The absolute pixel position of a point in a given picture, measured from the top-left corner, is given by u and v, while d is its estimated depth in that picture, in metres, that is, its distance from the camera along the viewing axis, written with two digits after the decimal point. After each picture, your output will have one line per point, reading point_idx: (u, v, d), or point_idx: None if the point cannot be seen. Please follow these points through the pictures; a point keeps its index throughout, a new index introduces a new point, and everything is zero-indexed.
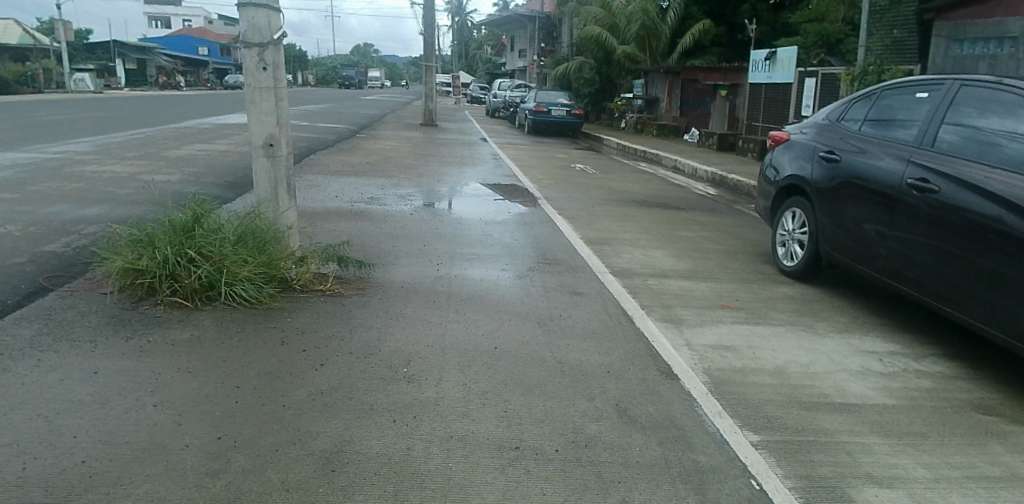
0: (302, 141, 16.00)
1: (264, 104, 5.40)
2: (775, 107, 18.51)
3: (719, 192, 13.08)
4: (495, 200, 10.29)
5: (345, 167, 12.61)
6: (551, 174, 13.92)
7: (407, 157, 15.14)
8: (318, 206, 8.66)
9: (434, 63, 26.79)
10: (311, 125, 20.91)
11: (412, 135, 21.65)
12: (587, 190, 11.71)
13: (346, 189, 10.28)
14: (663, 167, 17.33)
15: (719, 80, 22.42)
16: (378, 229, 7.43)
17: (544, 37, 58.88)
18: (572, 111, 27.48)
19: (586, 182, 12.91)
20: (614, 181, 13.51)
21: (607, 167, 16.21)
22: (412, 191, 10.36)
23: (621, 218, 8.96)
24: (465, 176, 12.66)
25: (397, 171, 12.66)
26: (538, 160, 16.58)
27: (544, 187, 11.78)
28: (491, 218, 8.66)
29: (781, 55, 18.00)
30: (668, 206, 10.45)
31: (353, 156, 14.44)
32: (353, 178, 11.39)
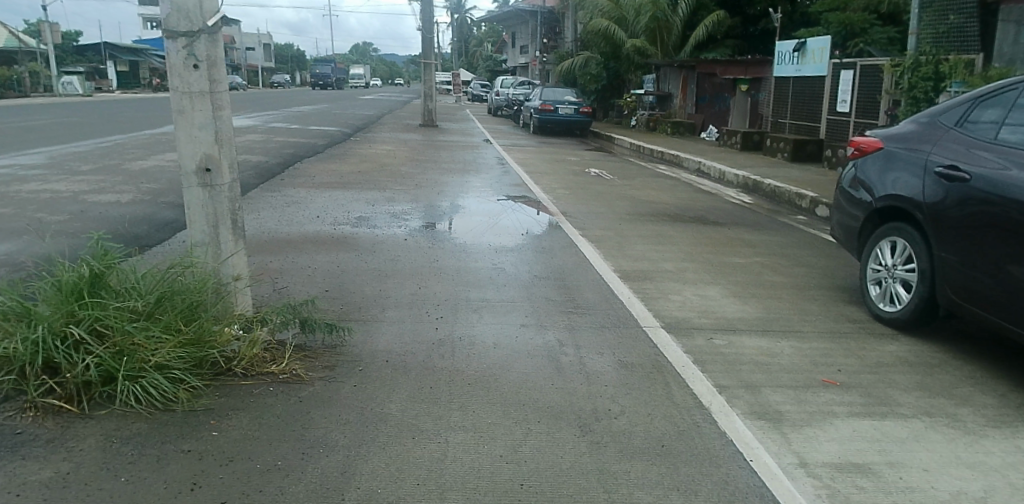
0: (288, 148, 14.61)
1: (197, 114, 3.94)
2: (804, 102, 17.05)
3: (753, 200, 11.66)
4: (503, 216, 8.88)
5: (332, 178, 11.24)
6: (564, 180, 12.49)
7: (404, 164, 13.74)
8: (295, 231, 7.25)
9: (433, 61, 25.34)
10: (302, 129, 19.59)
11: (410, 138, 20.26)
12: (607, 201, 10.29)
13: (331, 206, 8.86)
14: (684, 170, 15.91)
15: (739, 74, 20.94)
16: (362, 264, 5.99)
17: (545, 33, 57.47)
18: (580, 109, 26.00)
19: (603, 190, 11.51)
20: (635, 188, 12.10)
21: (623, 171, 14.79)
22: (408, 207, 8.95)
23: (654, 240, 7.53)
24: (468, 185, 11.26)
25: (391, 181, 11.27)
26: (547, 164, 15.18)
27: (558, 198, 10.39)
28: (502, 243, 7.21)
29: (812, 46, 16.56)
30: (705, 221, 9.01)
31: (343, 164, 13.06)
32: (341, 191, 10.00)
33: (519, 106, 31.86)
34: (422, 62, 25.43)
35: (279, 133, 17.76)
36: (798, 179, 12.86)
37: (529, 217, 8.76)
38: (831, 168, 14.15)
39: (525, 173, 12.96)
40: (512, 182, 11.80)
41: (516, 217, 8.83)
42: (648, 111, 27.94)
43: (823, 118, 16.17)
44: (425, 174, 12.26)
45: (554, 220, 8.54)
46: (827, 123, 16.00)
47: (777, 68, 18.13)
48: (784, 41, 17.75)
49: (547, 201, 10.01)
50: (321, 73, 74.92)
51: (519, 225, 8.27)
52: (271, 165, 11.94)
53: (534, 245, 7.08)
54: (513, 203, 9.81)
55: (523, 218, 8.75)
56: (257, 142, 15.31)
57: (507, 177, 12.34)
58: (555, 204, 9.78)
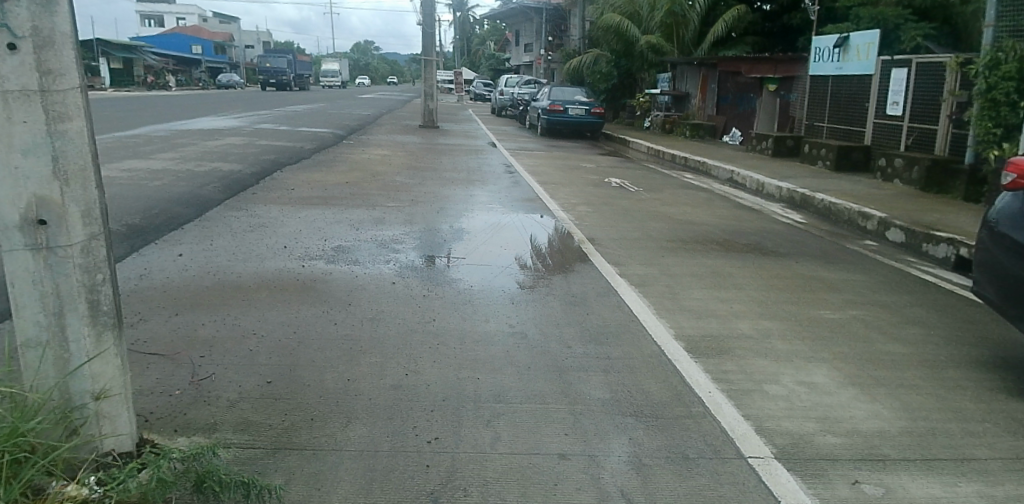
0: (269, 154, 13.03)
1: (20, 129, 2.31)
2: (845, 104, 15.40)
3: (804, 218, 10.04)
4: (517, 243, 7.22)
5: (314, 191, 9.62)
6: (583, 192, 10.85)
7: (399, 172, 12.15)
8: (252, 270, 5.63)
9: (434, 57, 23.70)
10: (290, 131, 18.02)
11: (409, 141, 18.64)
12: (638, 221, 8.66)
13: (305, 231, 7.21)
14: (714, 179, 14.29)
15: (767, 73, 19.29)
16: (330, 329, 4.35)
17: (550, 30, 55.89)
18: (591, 109, 24.35)
19: (630, 206, 9.88)
20: (665, 203, 10.47)
21: (647, 180, 13.16)
22: (401, 232, 7.32)
23: (712, 283, 5.89)
24: (473, 199, 9.65)
25: (383, 195, 9.66)
26: (560, 172, 13.56)
27: (579, 216, 8.78)
28: (517, 288, 5.55)
29: (854, 41, 15.02)
30: (762, 250, 7.39)
31: (330, 173, 11.48)
32: (321, 210, 8.39)
33: (525, 106, 30.24)
34: (423, 59, 23.81)
35: (263, 137, 16.15)
36: (851, 192, 11.21)
37: (547, 244, 7.12)
38: (884, 180, 12.52)
39: (538, 184, 11.33)
40: (523, 195, 10.18)
41: (531, 246, 7.18)
42: (664, 112, 26.28)
43: (869, 122, 14.52)
44: (423, 186, 10.65)
45: (580, 250, 6.89)
46: (874, 128, 14.34)
47: (813, 66, 16.48)
48: (823, 37, 16.11)
49: (568, 221, 8.37)
50: (275, 68, 66.11)
51: (535, 256, 6.61)
52: (244, 175, 10.35)
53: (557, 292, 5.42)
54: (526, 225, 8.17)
55: (539, 245, 7.09)
56: (236, 147, 13.71)
57: (518, 188, 10.71)
58: (577, 225, 8.15)
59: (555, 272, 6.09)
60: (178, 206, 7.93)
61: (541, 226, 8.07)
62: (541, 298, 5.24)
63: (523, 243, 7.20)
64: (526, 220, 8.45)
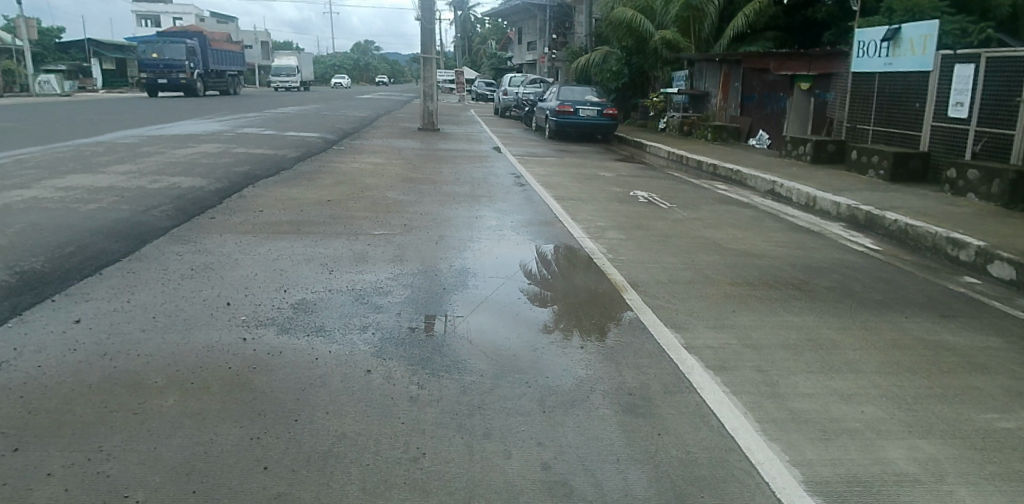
0: (245, 164, 11.44)
1: None
2: (896, 104, 13.67)
3: (874, 244, 8.34)
4: (540, 290, 5.50)
5: (286, 214, 7.93)
6: (609, 210, 9.17)
7: (391, 186, 10.50)
8: (169, 348, 3.97)
9: (434, 55, 22.06)
10: (276, 136, 16.43)
11: (406, 146, 17.03)
12: (684, 252, 6.96)
13: (261, 276, 5.51)
14: (752, 190, 12.60)
15: (800, 70, 17.57)
16: (253, 486, 2.64)
17: (555, 28, 54.16)
18: (603, 110, 22.63)
19: (668, 229, 8.19)
20: (708, 223, 8.78)
21: (676, 192, 11.49)
22: (386, 277, 5.62)
23: (817, 363, 4.18)
24: (479, 222, 7.94)
25: (369, 217, 7.98)
26: (576, 183, 11.91)
27: (610, 244, 7.10)
28: (532, 343, 4.34)
29: (906, 33, 13.29)
30: (852, 299, 5.70)
31: (311, 188, 9.84)
32: (290, 242, 6.70)
33: (530, 107, 28.57)
34: (422, 57, 22.17)
35: (244, 143, 14.54)
36: (923, 208, 9.53)
37: (578, 292, 5.42)
38: (956, 193, 10.80)
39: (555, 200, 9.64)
40: (538, 215, 8.48)
41: (556, 292, 5.49)
42: (681, 112, 24.56)
43: (926, 125, 12.82)
44: (420, 205, 8.97)
45: (623, 303, 5.16)
46: (933, 131, 12.62)
47: (857, 62, 14.74)
48: (871, 29, 14.41)
49: (598, 256, 6.65)
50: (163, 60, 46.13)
51: (564, 314, 4.92)
52: (205, 194, 8.72)
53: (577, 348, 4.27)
54: (548, 261, 6.45)
55: (566, 293, 5.41)
56: (209, 156, 12.12)
57: (530, 206, 9.03)
58: (610, 262, 6.43)
59: (596, 342, 4.38)
60: (107, 239, 6.30)
61: (566, 264, 6.34)
62: (562, 363, 4.01)
63: (546, 291, 5.48)
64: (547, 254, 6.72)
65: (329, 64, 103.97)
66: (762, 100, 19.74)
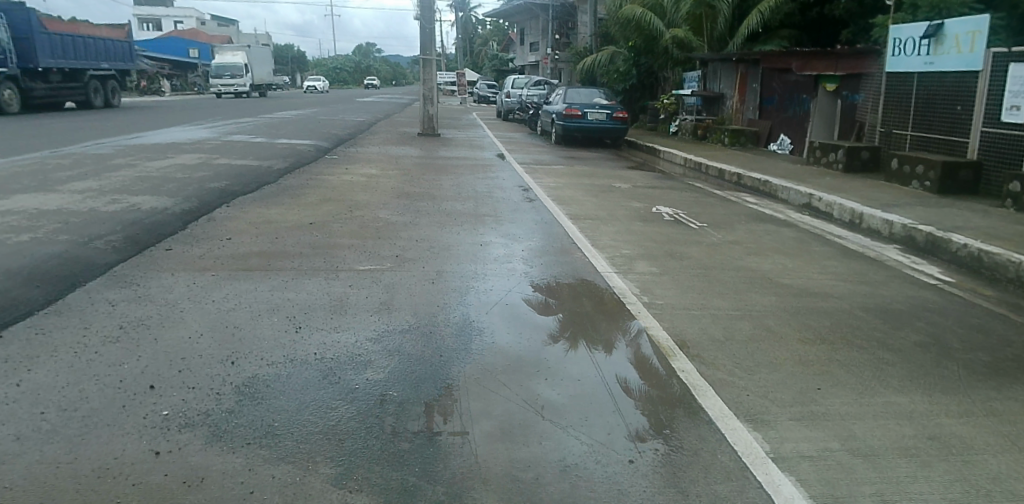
0: (222, 178, 10.26)
1: None
2: (940, 109, 12.43)
3: (944, 274, 7.13)
4: (561, 350, 4.36)
5: (255, 244, 6.70)
6: (633, 232, 7.96)
7: (383, 204, 9.28)
8: (43, 475, 2.78)
9: (434, 56, 20.86)
10: (264, 144, 15.26)
11: (404, 154, 15.88)
12: (733, 293, 5.73)
13: (203, 340, 4.26)
14: (785, 203, 11.38)
15: (825, 70, 16.25)
16: None
17: (558, 27, 52.93)
18: (613, 114, 21.36)
19: (706, 258, 6.97)
20: (750, 249, 7.56)
21: (704, 207, 10.26)
22: (366, 340, 4.35)
23: (960, 488, 2.98)
24: (482, 253, 6.67)
25: (353, 247, 6.75)
26: (590, 197, 10.70)
27: (642, 282, 5.86)
28: (543, 351, 4.32)
29: (950, 29, 11.95)
30: (955, 364, 4.50)
31: (293, 208, 8.64)
32: (250, 285, 5.43)
33: (535, 110, 27.34)
34: (421, 58, 20.98)
35: (227, 153, 13.39)
36: (993, 229, 8.30)
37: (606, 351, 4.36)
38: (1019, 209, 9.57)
39: (571, 222, 8.36)
40: (552, 242, 7.21)
41: (581, 352, 4.36)
42: (693, 116, 23.26)
43: (975, 131, 11.58)
44: (415, 228, 7.76)
45: (677, 382, 3.92)
46: (983, 138, 11.38)
47: (891, 62, 13.47)
48: (907, 26, 13.09)
49: (633, 303, 5.33)
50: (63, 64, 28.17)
51: (595, 389, 3.82)
52: (166, 216, 7.51)
53: (592, 365, 4.15)
54: (570, 311, 5.13)
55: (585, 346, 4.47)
56: (184, 169, 10.96)
57: (542, 230, 7.78)
58: (649, 313, 5.10)
59: (626, 410, 3.58)
60: (25, 282, 5.09)
61: (596, 317, 5.01)
62: (580, 376, 3.98)
63: (564, 342, 4.50)
64: (567, 300, 5.37)
65: (330, 68, 102.86)
66: (782, 102, 18.52)
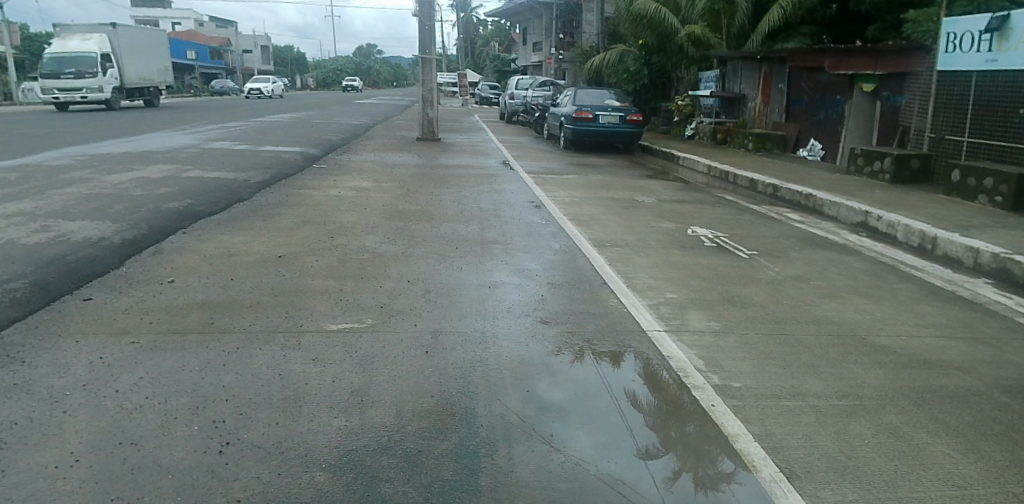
0: (185, 196, 8.86)
1: None
2: (1009, 111, 10.95)
3: None
4: (610, 467, 3.01)
5: (202, 291, 5.26)
6: (672, 266, 6.53)
7: (371, 227, 7.86)
8: None
9: (433, 56, 19.41)
10: (247, 152, 13.85)
11: (402, 162, 14.51)
12: (827, 368, 4.29)
13: (70, 484, 2.76)
14: (834, 221, 9.97)
15: (864, 69, 14.80)
16: None
17: (561, 27, 51.53)
18: (627, 116, 19.86)
19: (772, 305, 5.52)
20: (819, 291, 6.12)
21: (745, 228, 8.82)
22: (323, 475, 2.86)
23: None
24: (493, 303, 5.19)
25: (326, 293, 5.32)
26: (612, 215, 9.29)
27: (705, 350, 4.41)
28: (535, 354, 4.28)
29: (1018, 21, 10.47)
30: None
31: (263, 234, 7.23)
32: (174, 364, 3.93)
33: (541, 112, 25.93)
34: (419, 57, 19.53)
35: (201, 163, 12.01)
36: None
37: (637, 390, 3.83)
38: None
39: (599, 253, 6.86)
40: (576, 284, 5.74)
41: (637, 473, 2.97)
42: (710, 118, 21.92)
43: None
44: (406, 262, 6.32)
45: None
46: None
47: (943, 59, 12.04)
48: (962, 20, 11.66)
49: (702, 389, 3.87)
50: None
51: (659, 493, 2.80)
52: (100, 249, 6.12)
53: (607, 399, 3.73)
54: (622, 406, 3.65)
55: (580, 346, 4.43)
56: (145, 184, 9.58)
57: (564, 265, 6.33)
58: (736, 417, 3.58)
59: (636, 427, 3.43)
60: None
61: (659, 419, 3.51)
62: (598, 415, 3.53)
63: (562, 343, 4.48)
64: (616, 385, 3.90)
65: (329, 69, 101.44)
66: (812, 104, 17.08)
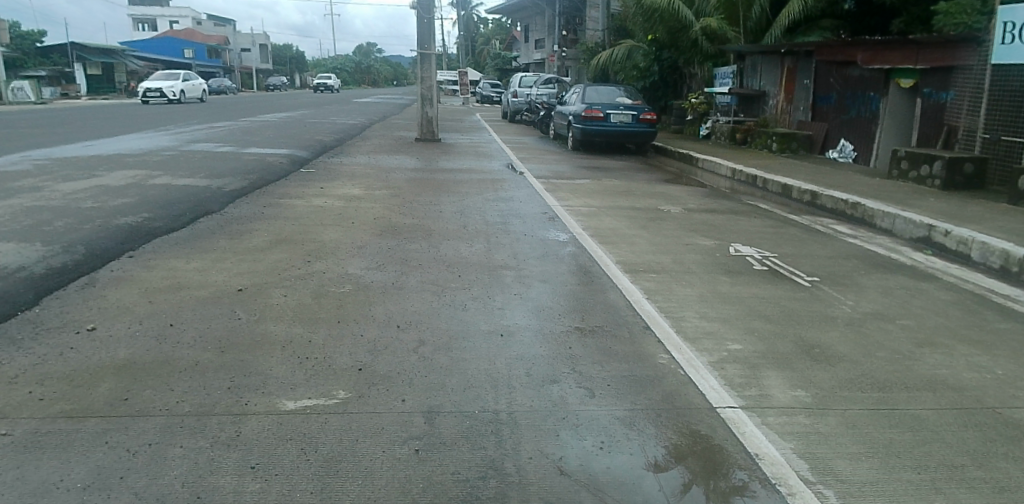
0: (144, 209, 7.66)
1: None
2: None
3: None
4: None
5: (125, 346, 4.03)
6: (724, 302, 5.30)
7: (357, 247, 6.63)
8: None
9: (433, 51, 18.15)
10: (227, 156, 12.61)
11: (399, 165, 13.31)
12: (977, 469, 3.05)
13: None
14: (889, 236, 8.72)
15: (905, 63, 13.51)
16: None
17: (565, 24, 50.20)
18: (639, 115, 18.63)
19: (865, 362, 4.26)
20: (912, 337, 4.87)
21: (793, 246, 7.59)
22: None
23: None
24: (506, 362, 3.95)
25: (287, 348, 4.09)
26: (638, 230, 8.04)
27: (803, 445, 3.14)
28: (546, 389, 3.60)
29: None
30: None
31: (226, 258, 6.01)
32: (46, 477, 2.67)
33: (547, 110, 24.67)
34: (418, 52, 18.27)
35: (175, 168, 10.83)
36: None
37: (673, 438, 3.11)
38: None
39: (635, 285, 5.63)
40: (611, 330, 4.51)
41: None
42: (727, 116, 20.69)
43: None
44: (394, 298, 5.09)
45: None
46: None
47: (998, 52, 10.72)
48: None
49: None
50: None
51: None
52: (11, 284, 4.88)
53: (646, 459, 2.92)
54: None
55: (604, 381, 3.74)
56: (101, 194, 8.37)
57: (593, 302, 5.10)
58: None
59: (674, 488, 2.72)
60: None
61: None
62: (633, 485, 2.72)
63: (582, 375, 3.81)
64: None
65: (329, 68, 100.26)
66: (842, 102, 15.84)
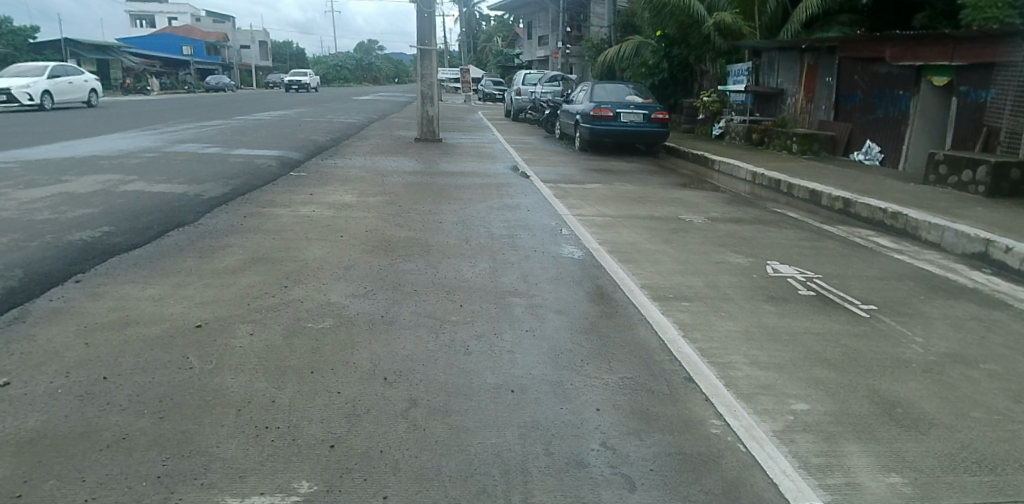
0: (107, 221, 6.84)
1: None
2: None
3: None
4: None
5: (39, 410, 3.20)
6: (775, 341, 4.46)
7: (343, 268, 5.79)
8: None
9: (434, 47, 17.31)
10: (212, 159, 11.80)
11: (397, 168, 12.48)
12: None
13: None
14: (936, 251, 7.87)
15: (939, 59, 12.63)
16: None
17: (568, 20, 49.23)
18: (650, 114, 17.76)
19: (964, 429, 3.42)
20: (1009, 388, 4.02)
21: (836, 265, 6.74)
22: None
23: None
24: (520, 433, 3.11)
25: (244, 412, 3.26)
26: (660, 244, 7.20)
27: None
28: (574, 478, 2.77)
29: None
30: None
31: (190, 282, 5.18)
32: None
33: (553, 109, 23.80)
34: (418, 49, 17.44)
35: (152, 172, 10.02)
36: None
37: None
38: None
39: (668, 318, 4.79)
40: (644, 382, 3.67)
41: None
42: (741, 116, 19.83)
43: None
44: (382, 336, 4.25)
45: None
46: None
47: None
48: None
49: None
50: None
51: None
52: None
53: None
54: None
55: (648, 462, 2.91)
56: (62, 203, 7.54)
57: (619, 342, 4.26)
58: None
59: None
60: None
61: None
62: None
63: (618, 453, 2.97)
64: None
65: (330, 65, 99.39)
66: (868, 100, 14.97)
